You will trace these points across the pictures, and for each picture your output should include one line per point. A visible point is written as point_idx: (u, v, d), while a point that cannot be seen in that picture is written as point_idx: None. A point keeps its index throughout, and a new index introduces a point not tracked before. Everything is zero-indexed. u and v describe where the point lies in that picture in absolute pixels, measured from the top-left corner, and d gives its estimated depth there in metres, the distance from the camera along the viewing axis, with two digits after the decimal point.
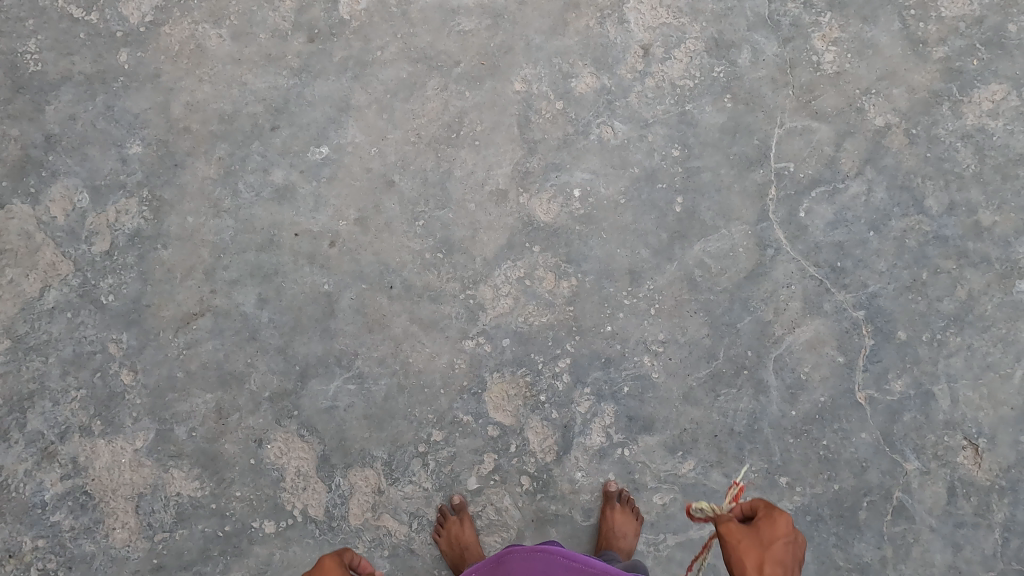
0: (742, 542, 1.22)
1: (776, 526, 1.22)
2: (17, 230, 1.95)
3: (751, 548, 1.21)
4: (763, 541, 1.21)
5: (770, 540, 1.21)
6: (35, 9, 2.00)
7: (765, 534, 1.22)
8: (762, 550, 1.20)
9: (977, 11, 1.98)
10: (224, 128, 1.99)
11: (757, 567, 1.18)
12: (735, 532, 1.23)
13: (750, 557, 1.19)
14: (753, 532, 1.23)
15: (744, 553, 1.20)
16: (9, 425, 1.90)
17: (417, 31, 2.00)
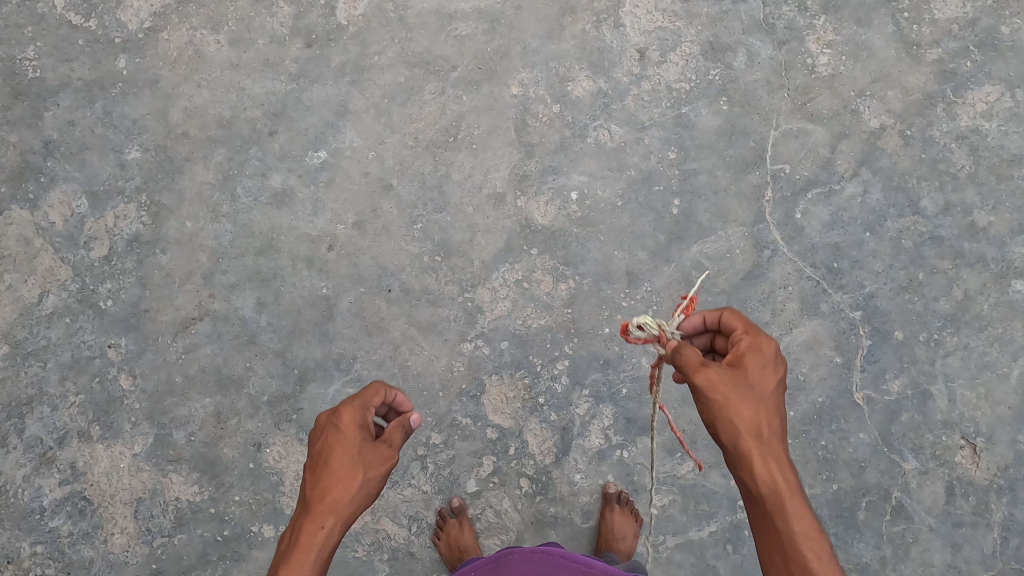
0: (735, 393, 1.19)
1: (766, 373, 1.22)
2: (16, 235, 1.95)
3: (745, 403, 1.19)
4: (756, 389, 1.21)
5: (761, 390, 1.21)
6: (34, 15, 2.01)
7: (755, 383, 1.21)
8: (756, 404, 1.20)
9: (970, 14, 2.00)
10: (222, 133, 2.00)
11: (754, 428, 1.19)
12: (722, 385, 1.20)
13: (745, 410, 1.19)
14: (748, 374, 1.22)
15: (740, 412, 1.19)
16: (8, 430, 1.90)
17: (415, 36, 2.02)
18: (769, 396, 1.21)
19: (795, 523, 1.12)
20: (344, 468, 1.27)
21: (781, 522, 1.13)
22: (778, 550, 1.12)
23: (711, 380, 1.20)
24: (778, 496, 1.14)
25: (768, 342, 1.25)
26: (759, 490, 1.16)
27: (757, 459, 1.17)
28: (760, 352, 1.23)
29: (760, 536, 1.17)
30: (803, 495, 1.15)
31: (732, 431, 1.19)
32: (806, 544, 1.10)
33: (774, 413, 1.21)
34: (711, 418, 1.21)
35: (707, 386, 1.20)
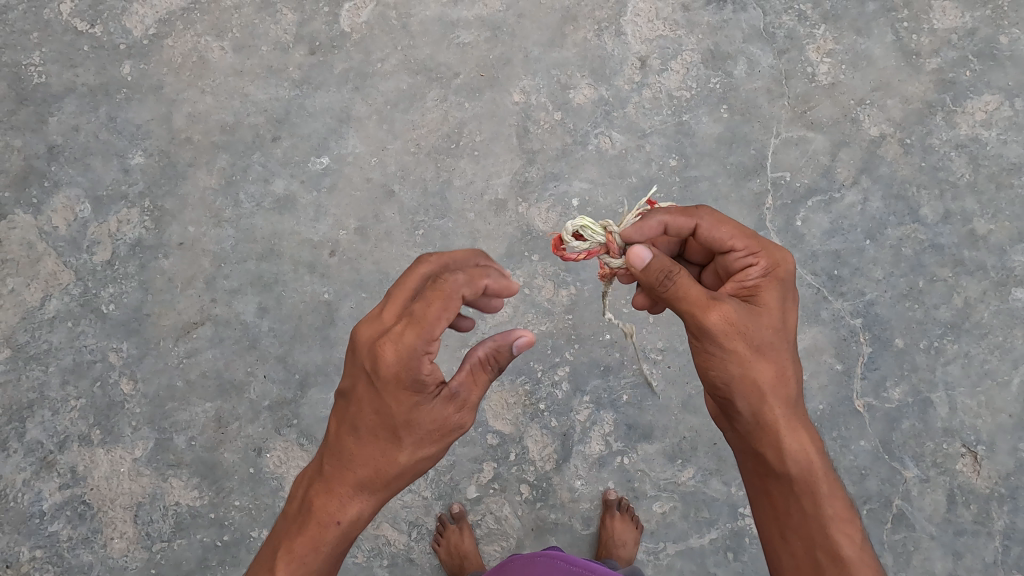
0: (762, 347, 1.22)
1: (786, 316, 1.26)
2: (18, 239, 1.96)
3: (768, 356, 1.23)
4: (780, 335, 1.24)
5: (781, 341, 1.24)
6: (40, 21, 2.03)
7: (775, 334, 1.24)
8: (777, 357, 1.24)
9: (969, 23, 2.01)
10: (225, 139, 2.01)
11: (774, 382, 1.24)
12: (745, 337, 1.21)
13: (769, 366, 1.23)
14: (772, 317, 1.23)
15: (763, 366, 1.23)
16: (8, 434, 1.90)
17: (417, 44, 2.03)
18: (790, 345, 1.26)
19: (820, 485, 1.24)
20: (390, 449, 1.25)
21: (806, 483, 1.24)
22: (799, 507, 1.24)
23: (728, 320, 1.20)
24: (804, 456, 1.24)
25: (783, 272, 1.25)
26: (782, 446, 1.24)
27: (783, 419, 1.24)
28: (778, 289, 1.25)
29: (776, 490, 1.28)
30: (823, 451, 1.27)
31: (759, 388, 1.23)
32: (829, 504, 1.23)
33: (793, 366, 1.26)
34: (735, 373, 1.23)
35: (731, 335, 1.21)
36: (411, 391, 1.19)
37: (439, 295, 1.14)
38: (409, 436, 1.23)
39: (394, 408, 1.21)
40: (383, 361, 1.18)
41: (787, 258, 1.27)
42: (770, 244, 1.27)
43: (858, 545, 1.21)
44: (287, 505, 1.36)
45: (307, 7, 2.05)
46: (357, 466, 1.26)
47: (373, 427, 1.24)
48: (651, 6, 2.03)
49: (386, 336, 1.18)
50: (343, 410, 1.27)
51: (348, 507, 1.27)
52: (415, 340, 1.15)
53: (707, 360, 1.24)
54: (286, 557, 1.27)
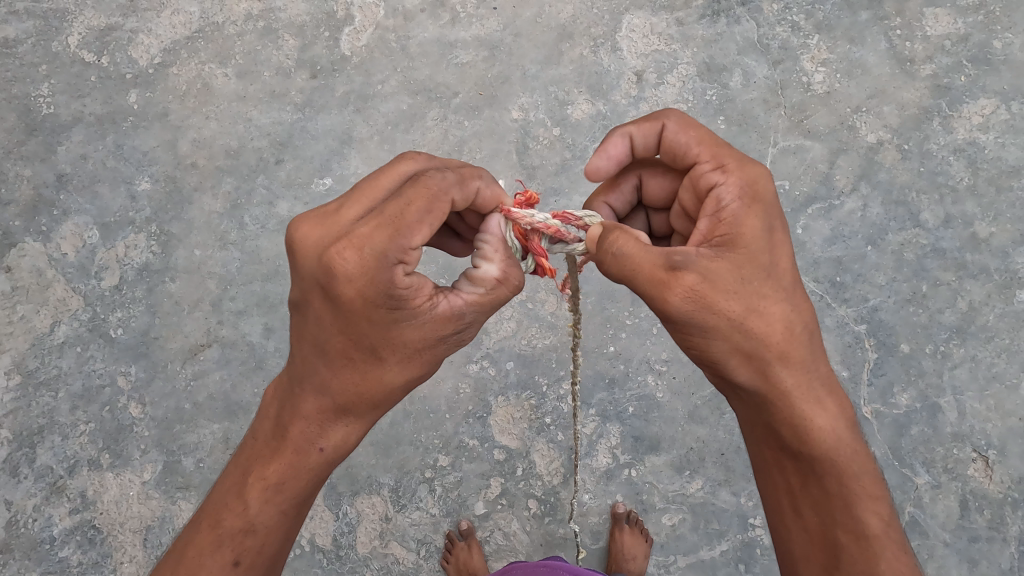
0: (747, 313, 1.04)
1: (779, 259, 1.05)
2: (28, 267, 1.99)
3: (763, 321, 1.04)
4: (773, 287, 1.05)
5: (775, 299, 1.05)
6: (48, 54, 2.07)
7: (767, 290, 1.04)
8: (779, 317, 1.05)
9: (963, 29, 2.03)
10: (230, 163, 2.04)
11: (777, 350, 1.06)
12: (730, 307, 1.03)
13: (767, 335, 1.05)
14: (759, 265, 1.04)
15: (760, 332, 1.05)
16: (18, 460, 1.92)
17: (417, 65, 2.06)
18: (790, 294, 1.06)
19: (845, 461, 1.11)
20: (364, 368, 1.07)
21: (826, 460, 1.11)
22: (817, 483, 1.12)
23: (697, 294, 1.02)
24: (821, 426, 1.10)
25: (760, 191, 1.05)
26: (796, 417, 1.09)
27: (795, 390, 1.08)
28: (760, 220, 1.04)
29: (791, 465, 1.15)
30: (847, 417, 1.12)
31: (756, 359, 1.07)
32: (852, 481, 1.11)
33: (800, 324, 1.07)
34: (723, 348, 1.06)
35: (708, 308, 1.02)
36: (387, 309, 1.01)
37: (420, 196, 0.99)
38: (390, 354, 1.05)
39: (367, 328, 1.02)
40: (344, 273, 0.99)
41: (763, 177, 1.06)
42: (743, 158, 1.08)
43: (886, 523, 1.11)
44: (259, 421, 1.18)
45: (308, 32, 2.09)
46: (336, 390, 1.09)
47: (341, 349, 1.05)
48: (645, 22, 2.06)
49: (347, 243, 0.98)
50: (303, 327, 1.08)
51: (331, 431, 1.12)
52: (384, 238, 0.98)
53: (688, 338, 1.07)
54: (261, 484, 1.13)
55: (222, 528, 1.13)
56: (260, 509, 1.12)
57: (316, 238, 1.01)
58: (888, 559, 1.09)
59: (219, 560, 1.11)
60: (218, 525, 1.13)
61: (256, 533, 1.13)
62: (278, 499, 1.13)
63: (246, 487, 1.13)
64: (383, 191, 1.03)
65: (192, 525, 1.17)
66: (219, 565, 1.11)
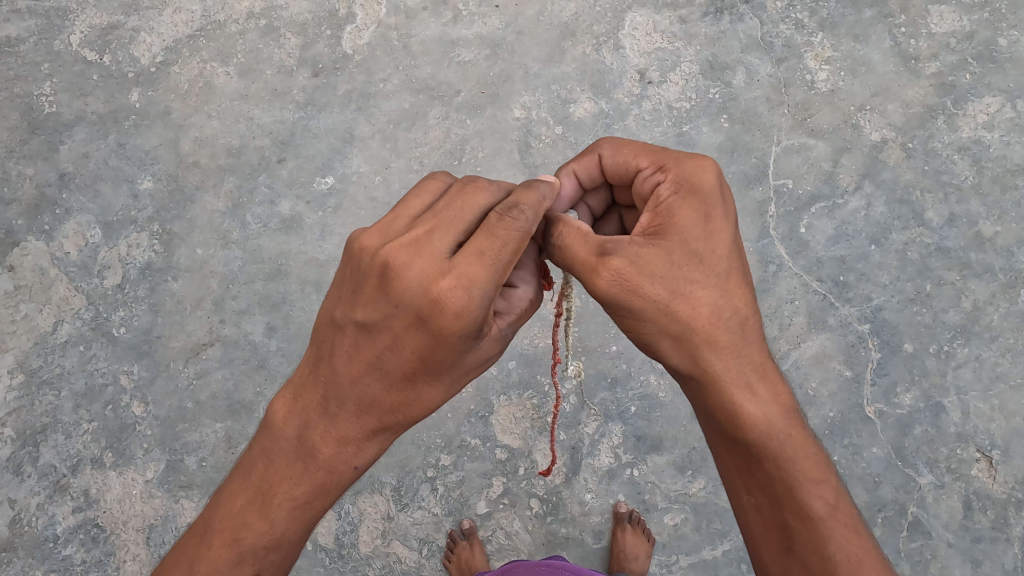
0: (676, 298, 1.05)
1: (711, 246, 1.07)
2: (31, 266, 1.99)
3: (690, 305, 1.06)
4: (703, 272, 1.06)
5: (705, 286, 1.06)
6: (50, 52, 2.07)
7: (697, 276, 1.06)
8: (708, 302, 1.07)
9: (968, 27, 2.02)
10: (232, 162, 2.04)
11: (705, 334, 1.07)
12: (657, 292, 1.05)
13: (697, 317, 1.06)
14: (689, 250, 1.06)
15: (688, 316, 1.06)
16: (22, 458, 1.92)
17: (419, 63, 2.06)
18: (722, 281, 1.07)
19: (785, 446, 1.09)
20: (420, 391, 1.10)
21: (765, 443, 1.09)
22: (760, 469, 1.10)
23: (625, 276, 1.04)
24: (756, 411, 1.09)
25: (698, 184, 1.07)
26: (731, 400, 1.09)
27: (728, 374, 1.09)
28: (693, 210, 1.07)
29: (734, 451, 1.13)
30: (784, 404, 1.11)
31: (685, 342, 1.08)
32: (793, 465, 1.09)
33: (733, 311, 1.08)
34: (652, 330, 1.08)
35: (633, 290, 1.05)
36: (472, 342, 1.04)
37: (513, 237, 1.00)
38: (448, 379, 1.09)
39: (442, 356, 1.05)
40: (447, 308, 1.00)
41: (705, 170, 1.08)
42: (684, 155, 1.11)
43: (831, 506, 1.08)
44: (270, 437, 1.15)
45: (310, 30, 2.08)
46: (382, 412, 1.11)
47: (406, 373, 1.07)
48: (648, 20, 2.05)
49: (449, 280, 1.00)
50: (364, 351, 1.08)
51: (365, 451, 1.14)
52: (484, 278, 1.00)
53: (622, 321, 1.09)
54: (288, 502, 1.12)
55: (242, 546, 1.10)
56: (286, 526, 1.12)
57: (413, 271, 1.01)
58: (835, 543, 1.06)
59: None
60: (237, 543, 1.10)
61: (277, 549, 1.12)
62: (302, 516, 1.13)
63: (270, 505, 1.11)
64: (467, 223, 1.05)
65: (196, 540, 1.13)
66: None
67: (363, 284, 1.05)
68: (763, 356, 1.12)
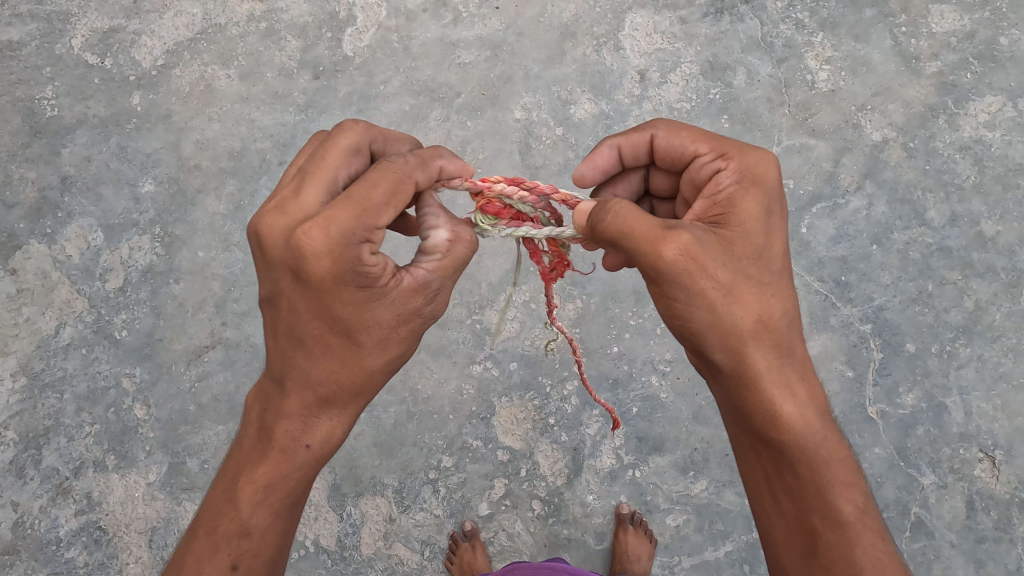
0: (731, 290, 1.04)
1: (771, 242, 1.06)
2: (33, 269, 1.99)
3: (742, 299, 1.04)
4: (760, 266, 1.05)
5: (760, 280, 1.05)
6: (51, 56, 2.08)
7: (752, 270, 1.05)
8: (761, 297, 1.05)
9: (969, 26, 2.01)
10: (233, 165, 2.04)
11: (755, 330, 1.06)
12: (713, 283, 1.03)
13: (750, 311, 1.05)
14: (751, 244, 1.04)
15: (740, 310, 1.04)
16: (24, 461, 1.93)
17: (419, 65, 2.06)
18: (777, 276, 1.07)
19: (820, 448, 1.09)
20: (345, 354, 1.07)
21: (801, 443, 1.09)
22: (790, 469, 1.10)
23: (685, 265, 1.02)
24: (798, 410, 1.08)
25: (761, 176, 1.07)
26: (772, 398, 1.08)
27: (771, 371, 1.07)
28: (758, 202, 1.05)
29: (765, 450, 1.13)
30: (821, 406, 1.11)
31: (736, 336, 1.05)
32: (826, 468, 1.09)
33: (784, 308, 1.07)
34: (703, 322, 1.05)
35: (692, 280, 1.02)
36: (356, 286, 1.01)
37: (374, 176, 1.01)
38: (365, 335, 1.05)
39: (341, 309, 1.02)
40: (309, 254, 0.99)
41: (767, 163, 1.08)
42: (746, 145, 1.10)
43: (860, 511, 1.08)
44: (241, 430, 1.18)
45: (310, 33, 2.09)
46: (316, 381, 1.09)
47: (319, 335, 1.06)
48: (649, 21, 2.05)
49: (309, 227, 0.99)
50: (278, 322, 1.09)
51: (316, 425, 1.12)
52: (347, 218, 0.98)
53: (670, 311, 1.07)
54: (251, 487, 1.12)
55: (217, 534, 1.11)
56: (253, 512, 1.12)
57: (282, 228, 1.03)
58: (862, 549, 1.06)
59: (216, 566, 1.10)
60: (213, 533, 1.11)
61: (250, 537, 1.11)
62: (268, 500, 1.12)
63: (238, 492, 1.12)
64: (335, 171, 1.06)
65: (183, 538, 1.15)
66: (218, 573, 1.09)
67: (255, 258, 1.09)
68: (805, 358, 1.12)
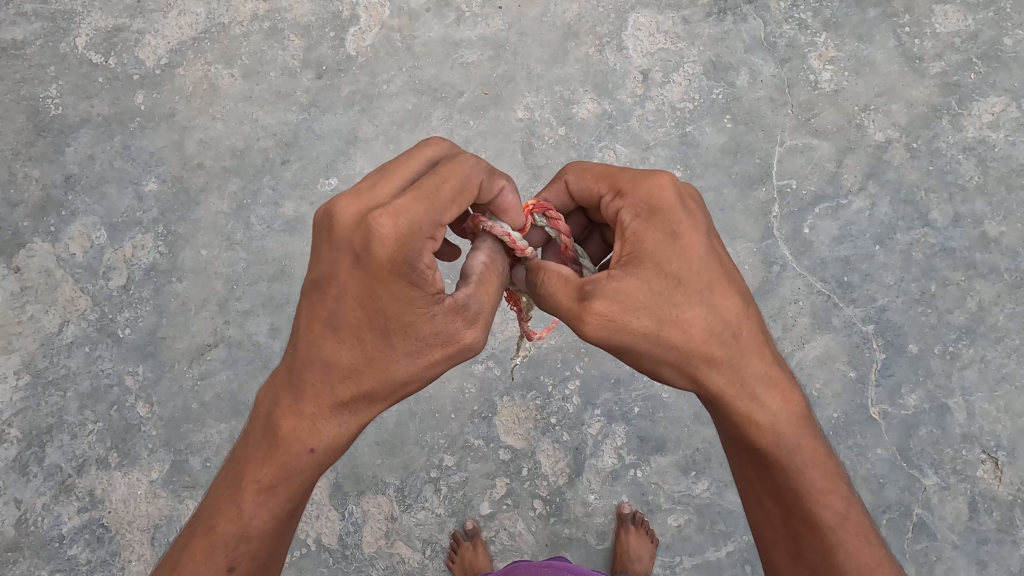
0: (666, 327, 1.06)
1: (688, 263, 1.06)
2: (37, 267, 2.00)
3: (678, 332, 1.06)
4: (685, 294, 1.06)
5: (689, 308, 1.06)
6: (56, 55, 2.08)
7: (679, 299, 1.06)
8: (696, 324, 1.06)
9: (972, 26, 2.01)
10: (236, 164, 2.05)
11: (701, 357, 1.08)
12: (646, 324, 1.05)
13: (688, 342, 1.07)
14: (665, 277, 1.06)
15: (678, 344, 1.07)
16: (28, 459, 1.93)
17: (422, 64, 2.06)
18: (705, 296, 1.07)
19: (792, 455, 1.10)
20: (372, 356, 1.07)
21: (774, 454, 1.10)
22: (769, 478, 1.13)
23: (611, 316, 1.05)
24: (765, 422, 1.10)
25: (658, 204, 1.07)
26: (737, 415, 1.11)
27: (729, 392, 1.10)
28: (660, 231, 1.06)
29: (746, 458, 1.16)
30: (791, 410, 1.11)
31: (683, 367, 1.09)
32: (803, 474, 1.10)
33: (722, 328, 1.08)
34: (650, 360, 1.09)
35: (622, 326, 1.05)
36: (408, 281, 1.02)
37: (455, 179, 1.04)
38: (400, 341, 1.06)
39: (386, 305, 1.03)
40: (379, 242, 1.01)
41: (662, 187, 1.07)
42: (639, 174, 1.09)
43: (841, 515, 1.10)
44: (250, 421, 1.17)
45: (313, 32, 2.09)
46: (336, 379, 1.08)
47: (354, 328, 1.06)
48: (651, 20, 2.05)
49: (384, 214, 1.01)
50: (317, 307, 1.08)
51: (324, 428, 1.11)
52: (421, 213, 1.01)
53: (620, 354, 1.11)
54: (255, 485, 1.12)
55: (215, 534, 1.12)
56: (254, 512, 1.12)
57: (353, 213, 1.04)
58: (844, 553, 1.08)
59: (214, 566, 1.11)
60: (212, 530, 1.12)
61: (249, 539, 1.12)
62: (268, 501, 1.12)
63: (239, 490, 1.12)
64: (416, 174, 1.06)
65: (186, 532, 1.16)
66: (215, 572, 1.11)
67: (316, 238, 1.09)
68: (767, 363, 1.11)
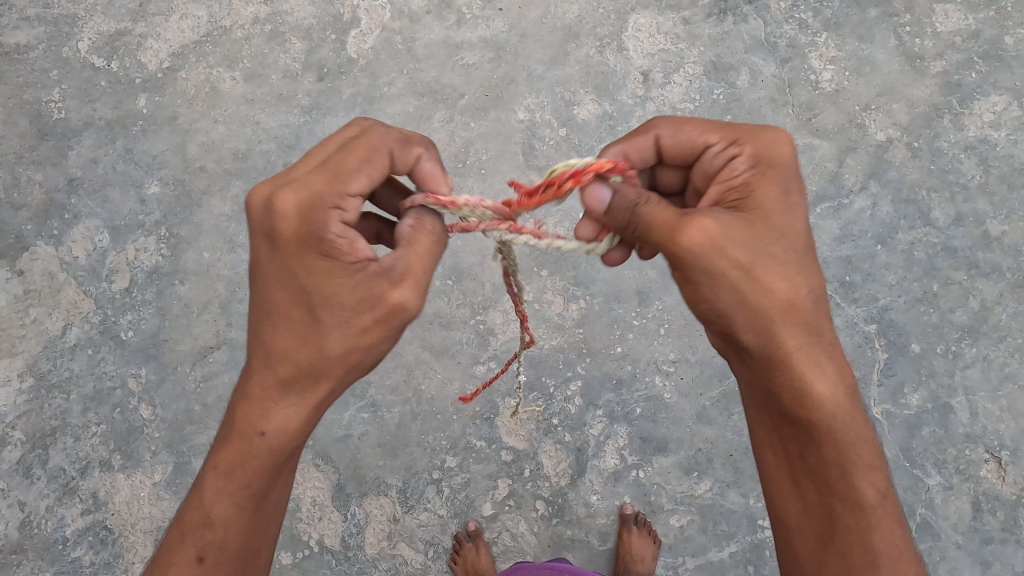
0: (757, 269, 1.02)
1: (791, 221, 1.05)
2: (41, 270, 2.01)
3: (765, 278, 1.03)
4: (783, 246, 1.04)
5: (779, 258, 1.03)
6: (59, 59, 2.09)
7: (772, 247, 1.03)
8: (784, 274, 1.03)
9: (973, 25, 2.01)
10: (238, 166, 2.06)
11: (782, 308, 1.04)
12: (733, 260, 1.01)
13: (773, 289, 1.03)
14: (770, 226, 1.04)
15: (761, 290, 1.03)
16: (31, 461, 1.94)
17: (422, 66, 2.07)
18: (800, 254, 1.05)
19: (846, 429, 1.09)
20: (305, 334, 1.05)
21: (828, 424, 1.08)
22: (815, 451, 1.10)
23: (709, 242, 1.00)
24: (827, 391, 1.08)
25: (776, 158, 1.08)
26: (802, 377, 1.07)
27: (803, 350, 1.06)
28: (775, 184, 1.06)
29: (789, 429, 1.12)
30: (851, 386, 1.10)
31: (763, 314, 1.04)
32: (852, 449, 1.09)
33: (807, 285, 1.06)
34: (729, 301, 1.03)
35: (715, 257, 1.00)
36: (322, 253, 1.03)
37: (357, 150, 1.07)
38: (327, 315, 1.04)
39: (309, 280, 1.03)
40: (284, 216, 1.03)
41: (781, 144, 1.09)
42: (756, 129, 1.12)
43: (881, 495, 1.10)
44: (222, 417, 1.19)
45: (314, 35, 2.10)
46: (275, 362, 1.08)
47: (285, 309, 1.06)
48: (652, 21, 2.05)
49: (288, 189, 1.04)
50: (252, 298, 1.10)
51: (272, 412, 1.10)
52: (322, 185, 1.04)
53: (693, 292, 1.05)
54: (214, 474, 1.12)
55: (184, 525, 1.13)
56: (214, 500, 1.11)
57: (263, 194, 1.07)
58: (881, 533, 1.08)
59: (184, 557, 1.11)
60: (182, 521, 1.13)
61: (212, 528, 1.11)
62: (228, 489, 1.11)
63: (204, 481, 1.13)
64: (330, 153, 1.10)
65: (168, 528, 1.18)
66: (183, 563, 1.11)
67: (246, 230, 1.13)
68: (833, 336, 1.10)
